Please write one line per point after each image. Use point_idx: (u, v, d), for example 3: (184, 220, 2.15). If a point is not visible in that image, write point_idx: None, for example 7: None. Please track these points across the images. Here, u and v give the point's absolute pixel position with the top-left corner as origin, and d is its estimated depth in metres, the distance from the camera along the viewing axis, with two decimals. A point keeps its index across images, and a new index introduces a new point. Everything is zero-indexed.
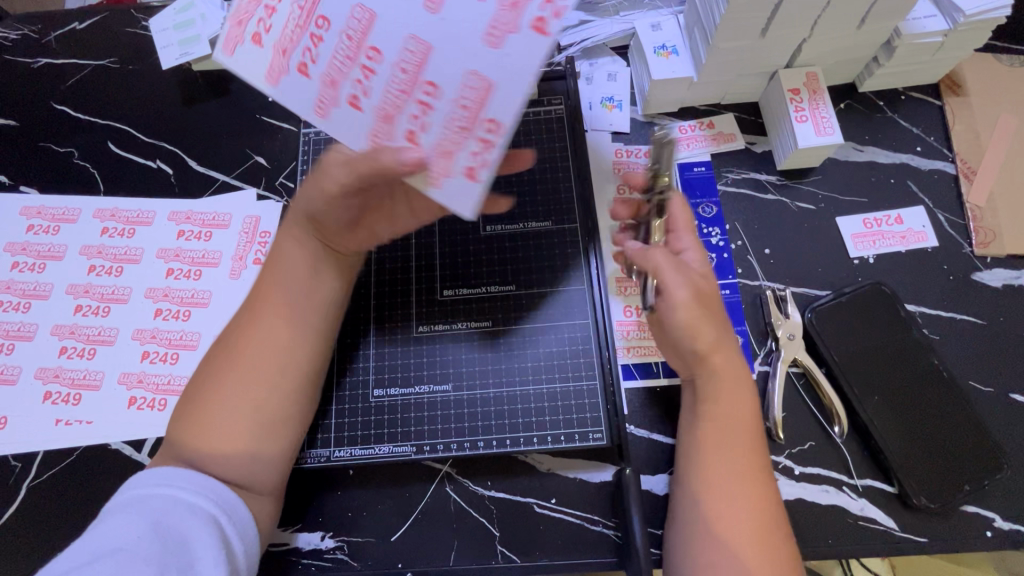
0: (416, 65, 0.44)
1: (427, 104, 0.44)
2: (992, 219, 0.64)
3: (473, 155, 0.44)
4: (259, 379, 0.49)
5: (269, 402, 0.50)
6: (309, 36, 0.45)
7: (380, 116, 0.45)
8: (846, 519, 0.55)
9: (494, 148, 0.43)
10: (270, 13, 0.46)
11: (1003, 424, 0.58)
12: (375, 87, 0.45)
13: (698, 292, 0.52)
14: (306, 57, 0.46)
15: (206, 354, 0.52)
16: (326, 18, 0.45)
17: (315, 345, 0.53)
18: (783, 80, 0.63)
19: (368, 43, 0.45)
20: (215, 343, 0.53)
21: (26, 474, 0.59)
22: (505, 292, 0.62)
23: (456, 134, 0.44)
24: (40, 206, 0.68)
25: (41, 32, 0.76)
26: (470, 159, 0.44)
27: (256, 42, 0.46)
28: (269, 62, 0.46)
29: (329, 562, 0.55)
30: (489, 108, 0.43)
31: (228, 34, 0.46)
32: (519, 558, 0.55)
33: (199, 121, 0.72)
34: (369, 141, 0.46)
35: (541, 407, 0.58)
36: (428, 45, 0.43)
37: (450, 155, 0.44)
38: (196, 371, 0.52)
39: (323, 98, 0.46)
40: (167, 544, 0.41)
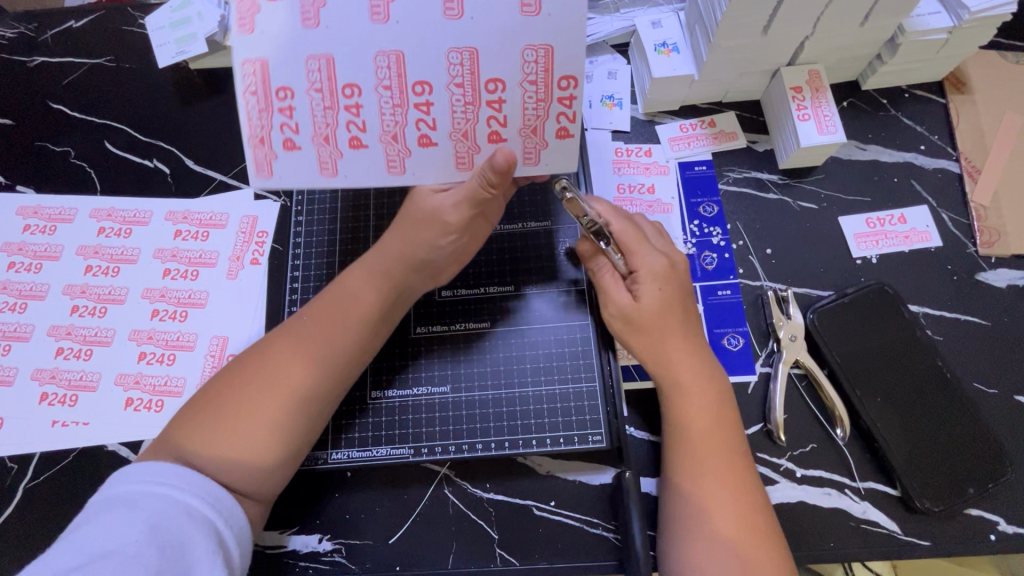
0: (471, 74, 0.47)
1: (496, 100, 0.48)
2: (996, 218, 0.63)
3: (563, 118, 0.50)
4: (274, 403, 0.49)
5: (283, 416, 0.49)
6: (344, 111, 0.48)
7: (457, 138, 0.50)
8: (849, 522, 0.55)
9: (577, 100, 0.49)
10: (289, 113, 0.48)
11: (1007, 426, 0.57)
12: (440, 115, 0.49)
13: (629, 321, 0.54)
14: (354, 130, 0.49)
15: (223, 369, 0.52)
16: (351, 85, 0.47)
17: (335, 364, 0.52)
18: (785, 78, 0.62)
19: (409, 81, 0.47)
20: (236, 361, 0.52)
21: (22, 475, 0.59)
22: (504, 293, 0.61)
23: (538, 108, 0.49)
24: (36, 206, 0.68)
25: (37, 30, 0.75)
26: (562, 123, 0.50)
27: (294, 148, 0.49)
28: (320, 155, 0.49)
29: (327, 565, 0.55)
30: (557, 68, 0.47)
31: (256, 159, 0.49)
32: (518, 561, 0.55)
33: (197, 120, 0.71)
34: (460, 165, 0.51)
35: (540, 408, 0.57)
36: (471, 49, 0.47)
37: (540, 130, 0.50)
38: (211, 384, 0.51)
39: (391, 155, 0.50)
40: (164, 549, 0.40)
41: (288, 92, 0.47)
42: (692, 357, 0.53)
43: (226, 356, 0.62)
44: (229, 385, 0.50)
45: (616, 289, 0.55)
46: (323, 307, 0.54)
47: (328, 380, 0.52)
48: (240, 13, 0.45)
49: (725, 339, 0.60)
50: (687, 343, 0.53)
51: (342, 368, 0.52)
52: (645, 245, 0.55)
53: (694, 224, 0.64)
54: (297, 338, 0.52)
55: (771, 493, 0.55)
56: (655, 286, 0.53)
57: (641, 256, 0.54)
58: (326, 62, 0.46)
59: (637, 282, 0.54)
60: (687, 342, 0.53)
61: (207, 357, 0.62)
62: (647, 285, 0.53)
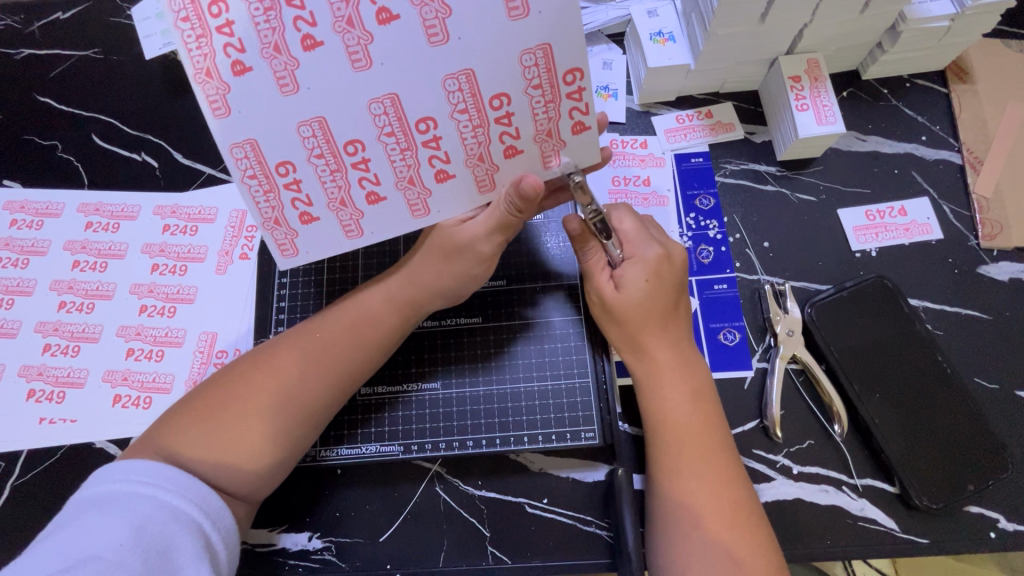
0: (472, 96, 0.44)
1: (503, 115, 0.46)
2: (999, 210, 0.62)
3: (576, 113, 0.46)
4: (261, 430, 0.48)
5: (279, 432, 0.49)
6: (353, 170, 0.46)
7: (473, 163, 0.48)
8: (846, 519, 0.54)
9: (586, 91, 0.45)
10: (297, 188, 0.46)
11: (1007, 421, 0.56)
12: (450, 146, 0.47)
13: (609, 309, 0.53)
14: (368, 185, 0.47)
15: (196, 393, 0.50)
16: (353, 141, 0.45)
17: (326, 372, 0.51)
18: (783, 67, 0.61)
19: (411, 121, 0.45)
20: (212, 380, 0.51)
21: (9, 473, 0.58)
22: (496, 287, 0.60)
23: (548, 111, 0.46)
24: (23, 200, 0.67)
25: (24, 22, 0.74)
26: (576, 118, 0.47)
27: (312, 220, 0.48)
28: (341, 220, 0.48)
29: (317, 563, 0.54)
30: (559, 65, 0.44)
31: (278, 241, 0.49)
32: (510, 559, 0.54)
33: (186, 112, 0.70)
34: (482, 189, 0.50)
35: (531, 405, 0.56)
36: (466, 72, 0.43)
37: (556, 131, 0.47)
38: (183, 403, 0.50)
39: (412, 199, 0.49)
40: (148, 554, 0.39)
41: (289, 167, 0.45)
42: (675, 351, 0.52)
43: (214, 352, 0.61)
44: (206, 410, 0.48)
45: (601, 273, 0.54)
46: (325, 317, 0.54)
47: (305, 390, 0.50)
48: (209, 97, 0.42)
49: (721, 334, 0.59)
50: (669, 336, 0.52)
51: (333, 379, 0.51)
52: (642, 237, 0.54)
53: (690, 216, 0.63)
54: (295, 345, 0.51)
55: (766, 490, 0.54)
56: (641, 276, 0.52)
57: (636, 246, 0.54)
58: (320, 123, 0.44)
59: (621, 268, 0.53)
60: (669, 335, 0.52)
61: (195, 354, 0.61)
62: (630, 269, 0.52)
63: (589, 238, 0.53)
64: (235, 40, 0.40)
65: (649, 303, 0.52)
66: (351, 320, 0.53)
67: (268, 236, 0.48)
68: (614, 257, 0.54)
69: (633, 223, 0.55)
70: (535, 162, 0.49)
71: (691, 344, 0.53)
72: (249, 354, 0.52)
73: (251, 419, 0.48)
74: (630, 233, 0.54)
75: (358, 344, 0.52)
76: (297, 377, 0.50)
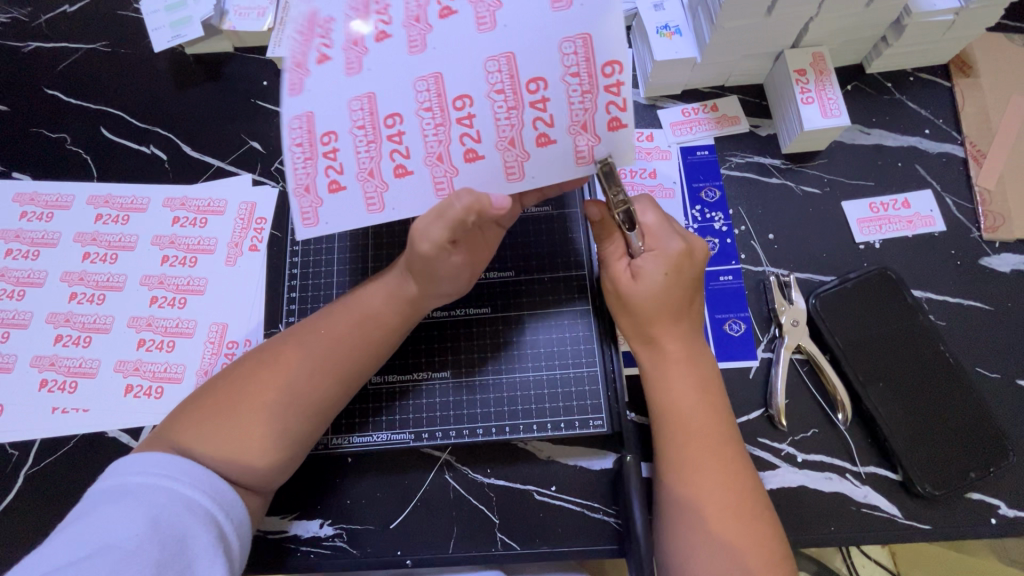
0: (510, 78, 0.45)
1: (540, 100, 0.46)
2: (1001, 203, 0.62)
3: (614, 107, 0.46)
4: (277, 416, 0.49)
5: (291, 426, 0.50)
6: (387, 141, 0.47)
7: (503, 146, 0.47)
8: (849, 506, 0.55)
9: (624, 85, 0.45)
10: (333, 156, 0.47)
11: (1008, 410, 0.57)
12: (483, 127, 0.47)
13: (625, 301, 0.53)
14: (398, 158, 0.47)
15: (217, 379, 0.52)
16: (393, 114, 0.46)
17: (337, 365, 0.51)
18: (789, 60, 0.62)
19: (449, 98, 0.46)
20: (236, 366, 0.52)
21: (24, 461, 0.59)
22: (505, 278, 0.61)
23: (585, 101, 0.46)
24: (33, 193, 0.67)
25: (32, 15, 0.74)
26: (612, 113, 0.47)
27: (340, 189, 0.47)
28: (365, 191, 0.47)
29: (328, 550, 0.55)
30: (598, 56, 0.45)
31: (302, 208, 0.47)
32: (519, 546, 0.55)
33: (194, 105, 0.71)
34: (510, 176, 0.48)
35: (540, 394, 0.57)
36: (507, 53, 0.45)
37: (591, 125, 0.47)
38: (205, 388, 0.51)
39: (437, 176, 0.48)
40: (165, 545, 0.40)
41: (331, 136, 0.46)
42: (680, 344, 0.52)
43: (225, 343, 0.62)
44: (224, 394, 0.50)
45: (619, 262, 0.54)
46: (336, 311, 0.54)
47: (315, 385, 0.51)
48: (290, 79, 0.45)
49: (727, 324, 0.60)
50: (675, 330, 0.52)
51: (340, 373, 0.52)
52: (665, 229, 0.53)
53: (695, 209, 0.64)
54: (307, 339, 0.52)
55: (772, 477, 0.55)
56: (661, 269, 0.52)
57: (658, 237, 0.53)
58: (369, 99, 0.46)
59: (640, 259, 0.52)
60: (681, 329, 0.52)
61: (206, 344, 0.62)
62: (649, 261, 0.52)
63: (611, 228, 0.55)
64: (325, 34, 0.45)
65: (666, 295, 0.52)
66: (355, 312, 0.53)
67: (293, 202, 0.47)
68: (634, 247, 0.53)
69: (657, 216, 0.54)
70: (566, 155, 0.48)
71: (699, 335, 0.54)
72: (268, 342, 0.53)
73: (262, 414, 0.49)
74: (653, 225, 0.53)
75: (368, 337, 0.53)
76: (308, 370, 0.51)
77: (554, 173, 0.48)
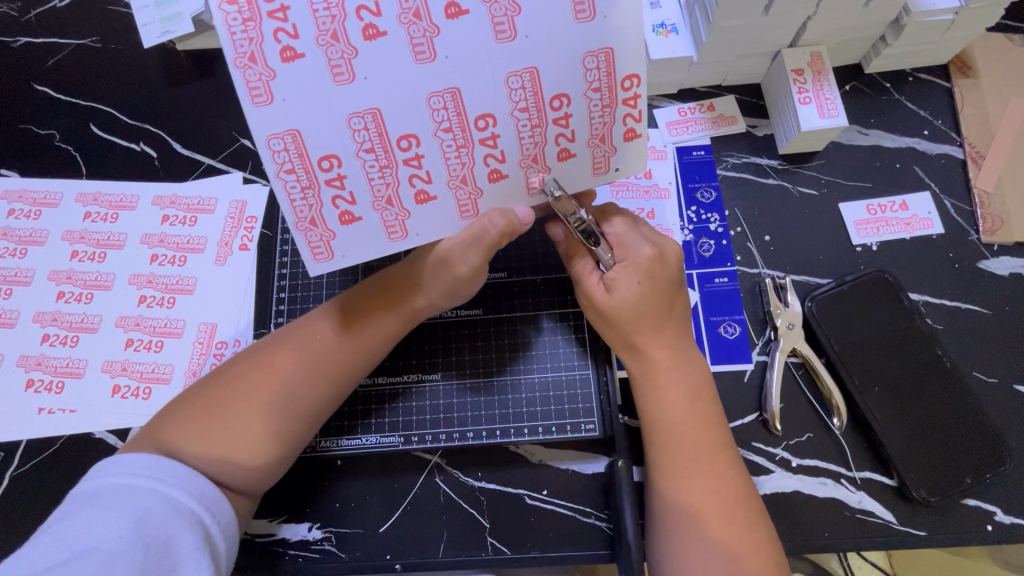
0: (534, 95, 0.43)
1: (562, 116, 0.45)
2: (1000, 205, 0.62)
3: (630, 119, 0.46)
4: (264, 419, 0.48)
5: (279, 429, 0.49)
6: (404, 166, 0.45)
7: (527, 164, 0.46)
8: (845, 512, 0.54)
9: (642, 98, 0.45)
10: (340, 184, 0.44)
11: (1006, 415, 0.56)
12: (507, 145, 0.45)
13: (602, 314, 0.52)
14: (418, 183, 0.46)
15: (204, 380, 0.51)
16: (406, 136, 0.44)
17: (326, 368, 0.51)
18: (786, 60, 0.61)
19: (470, 117, 0.44)
20: (224, 368, 0.51)
21: (9, 462, 0.58)
22: (497, 279, 0.60)
23: (604, 115, 0.45)
24: (21, 190, 0.66)
25: (21, 10, 0.73)
26: (628, 125, 0.46)
27: (353, 219, 0.46)
28: (385, 220, 0.46)
29: (316, 554, 0.54)
30: (620, 70, 0.44)
31: (312, 243, 0.46)
32: (509, 550, 0.54)
33: (184, 102, 0.70)
34: (532, 192, 0.48)
35: (532, 397, 0.57)
36: (531, 69, 0.42)
37: (609, 137, 0.46)
38: (192, 388, 0.51)
39: (462, 199, 0.47)
40: (149, 547, 0.39)
41: (333, 160, 0.43)
42: (675, 348, 0.52)
43: (214, 343, 0.61)
44: (211, 397, 0.49)
45: (591, 276, 0.52)
46: (325, 310, 0.53)
47: (302, 389, 0.50)
48: (251, 82, 0.40)
49: (722, 327, 0.59)
50: (669, 335, 0.52)
51: (327, 376, 0.51)
52: (632, 234, 0.53)
53: (691, 210, 0.63)
54: (298, 342, 0.51)
55: (765, 482, 0.55)
56: (634, 279, 0.51)
57: (626, 245, 0.52)
58: (373, 117, 0.42)
59: (612, 271, 0.51)
60: (665, 337, 0.52)
61: (194, 344, 0.61)
62: (621, 272, 0.51)
63: (577, 245, 0.53)
64: (288, 25, 0.39)
65: (642, 304, 0.51)
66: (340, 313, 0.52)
67: (298, 237, 0.45)
68: (603, 260, 0.52)
69: (622, 224, 0.53)
70: (585, 167, 0.48)
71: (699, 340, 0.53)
72: (258, 344, 0.52)
73: (252, 416, 0.48)
74: (620, 233, 0.53)
75: (358, 340, 0.52)
76: (296, 374, 0.50)
77: (572, 184, 0.48)
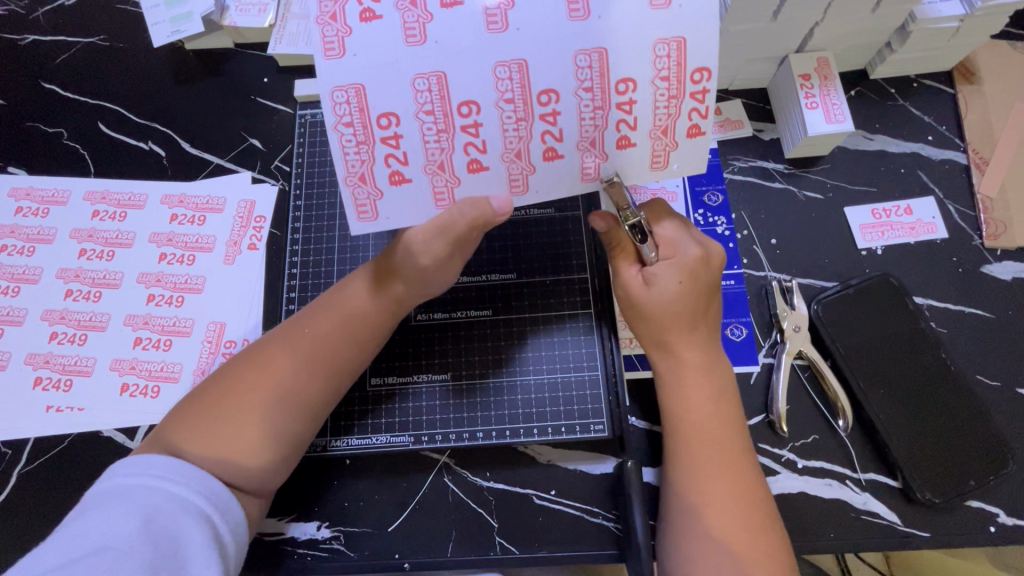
0: (600, 76, 0.43)
1: (626, 102, 0.44)
2: (1003, 211, 0.62)
3: (695, 115, 0.45)
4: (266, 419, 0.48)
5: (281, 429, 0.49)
6: (462, 132, 0.44)
7: (583, 147, 0.45)
8: (850, 513, 0.55)
9: (710, 93, 0.44)
10: (395, 143, 0.44)
11: (1009, 418, 0.57)
12: (566, 124, 0.45)
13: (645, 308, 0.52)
14: (473, 152, 0.45)
15: (200, 386, 0.50)
16: (468, 102, 0.43)
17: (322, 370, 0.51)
18: (793, 65, 0.61)
19: (534, 91, 0.43)
20: (219, 371, 0.51)
21: (17, 460, 0.58)
22: (506, 281, 0.61)
23: (669, 106, 0.44)
24: (29, 187, 0.67)
25: (29, 8, 0.74)
26: (693, 121, 0.45)
27: (403, 180, 0.46)
28: (434, 185, 0.46)
29: (325, 553, 0.55)
30: (690, 61, 0.42)
31: (358, 200, 0.46)
32: (517, 550, 0.54)
33: (192, 101, 0.70)
34: (584, 176, 0.47)
35: (541, 398, 0.57)
36: (599, 49, 0.42)
37: (671, 130, 0.45)
38: (189, 394, 0.50)
39: (514, 173, 0.46)
40: (160, 546, 0.40)
41: (391, 119, 0.43)
42: (704, 350, 0.52)
43: (223, 343, 0.61)
44: (208, 399, 0.49)
45: (629, 269, 0.53)
46: (318, 308, 0.53)
47: (303, 388, 0.50)
48: (326, 37, 0.41)
49: (728, 329, 0.60)
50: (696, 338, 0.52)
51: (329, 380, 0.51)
52: (682, 237, 0.53)
53: (698, 213, 0.64)
54: (294, 343, 0.51)
55: (772, 483, 0.55)
56: (676, 276, 0.51)
57: (674, 246, 0.52)
58: (438, 79, 0.42)
59: (655, 267, 0.51)
60: (697, 338, 0.52)
61: (203, 343, 0.61)
62: (664, 268, 0.51)
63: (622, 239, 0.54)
64: None
65: (680, 303, 0.51)
66: (339, 312, 0.52)
67: (346, 194, 0.45)
68: (648, 257, 0.52)
69: (674, 227, 0.53)
70: (642, 159, 0.46)
71: (713, 341, 0.53)
72: (251, 346, 0.52)
73: (254, 418, 0.48)
74: (669, 235, 0.52)
75: (344, 333, 0.52)
76: (297, 372, 0.50)
77: (630, 175, 0.47)
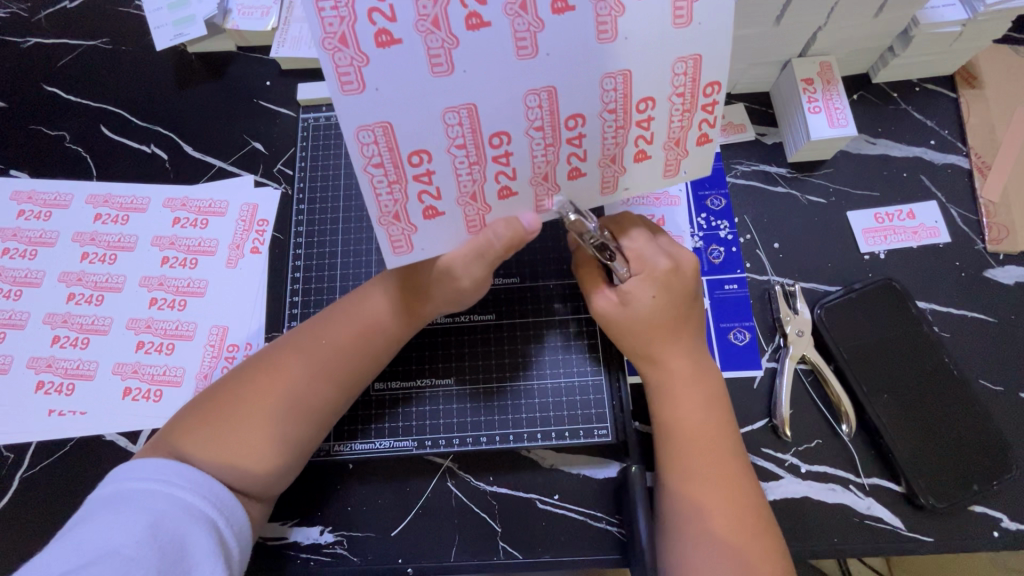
0: (624, 98, 0.43)
1: (645, 119, 0.44)
2: (1006, 215, 0.63)
3: (705, 124, 0.45)
4: (278, 428, 0.48)
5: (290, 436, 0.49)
6: (493, 163, 0.44)
7: (605, 163, 0.46)
8: (853, 518, 0.55)
9: (719, 104, 0.44)
10: (427, 179, 0.43)
11: (1012, 423, 0.57)
12: (590, 145, 0.45)
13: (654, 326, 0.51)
14: (504, 179, 0.45)
15: (206, 393, 0.50)
16: (499, 134, 0.42)
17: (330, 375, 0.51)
18: (795, 69, 0.62)
19: (562, 117, 0.43)
20: (227, 379, 0.51)
21: (19, 464, 0.58)
22: (510, 285, 0.61)
23: (683, 119, 0.45)
24: (31, 191, 0.66)
25: (31, 11, 0.74)
26: (703, 130, 0.46)
27: (437, 215, 0.45)
28: (466, 215, 0.46)
29: (328, 557, 0.54)
30: (704, 75, 0.43)
31: (393, 236, 0.45)
32: (521, 555, 0.54)
33: (194, 104, 0.70)
34: (605, 190, 0.48)
35: (545, 402, 0.57)
36: (624, 72, 0.42)
37: (684, 141, 0.46)
38: (196, 401, 0.50)
39: (540, 194, 0.47)
40: (164, 551, 0.40)
41: (423, 156, 0.42)
42: (690, 359, 0.52)
43: (225, 347, 0.61)
44: (217, 407, 0.49)
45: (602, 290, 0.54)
46: (332, 318, 0.53)
47: (308, 393, 0.50)
48: (340, 67, 0.38)
49: (731, 333, 0.60)
50: (683, 345, 0.52)
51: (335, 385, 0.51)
52: (649, 247, 0.53)
53: (701, 217, 0.64)
54: (307, 351, 0.51)
55: (775, 488, 0.55)
56: (649, 291, 0.51)
57: (642, 258, 0.53)
58: (468, 112, 0.41)
59: (626, 285, 0.52)
60: (683, 345, 0.52)
61: (206, 347, 0.61)
62: (638, 285, 0.52)
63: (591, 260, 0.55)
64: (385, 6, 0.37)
65: (659, 316, 0.52)
66: (356, 322, 0.52)
67: (382, 233, 0.45)
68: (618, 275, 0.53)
69: (641, 237, 0.54)
70: (656, 169, 0.48)
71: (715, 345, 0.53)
72: (259, 353, 0.52)
73: (263, 426, 0.48)
74: (638, 247, 0.53)
75: (358, 342, 0.52)
76: (308, 380, 0.50)
77: (642, 184, 0.48)
